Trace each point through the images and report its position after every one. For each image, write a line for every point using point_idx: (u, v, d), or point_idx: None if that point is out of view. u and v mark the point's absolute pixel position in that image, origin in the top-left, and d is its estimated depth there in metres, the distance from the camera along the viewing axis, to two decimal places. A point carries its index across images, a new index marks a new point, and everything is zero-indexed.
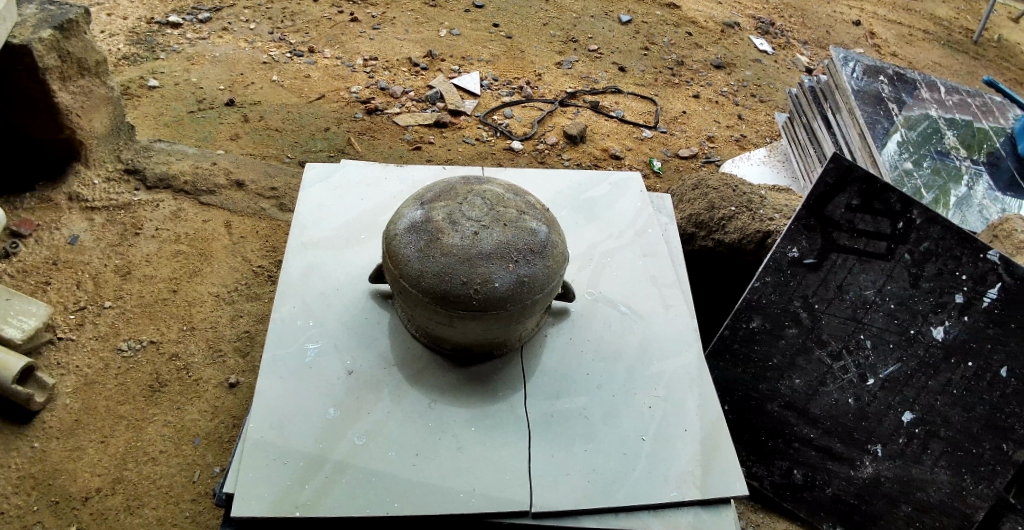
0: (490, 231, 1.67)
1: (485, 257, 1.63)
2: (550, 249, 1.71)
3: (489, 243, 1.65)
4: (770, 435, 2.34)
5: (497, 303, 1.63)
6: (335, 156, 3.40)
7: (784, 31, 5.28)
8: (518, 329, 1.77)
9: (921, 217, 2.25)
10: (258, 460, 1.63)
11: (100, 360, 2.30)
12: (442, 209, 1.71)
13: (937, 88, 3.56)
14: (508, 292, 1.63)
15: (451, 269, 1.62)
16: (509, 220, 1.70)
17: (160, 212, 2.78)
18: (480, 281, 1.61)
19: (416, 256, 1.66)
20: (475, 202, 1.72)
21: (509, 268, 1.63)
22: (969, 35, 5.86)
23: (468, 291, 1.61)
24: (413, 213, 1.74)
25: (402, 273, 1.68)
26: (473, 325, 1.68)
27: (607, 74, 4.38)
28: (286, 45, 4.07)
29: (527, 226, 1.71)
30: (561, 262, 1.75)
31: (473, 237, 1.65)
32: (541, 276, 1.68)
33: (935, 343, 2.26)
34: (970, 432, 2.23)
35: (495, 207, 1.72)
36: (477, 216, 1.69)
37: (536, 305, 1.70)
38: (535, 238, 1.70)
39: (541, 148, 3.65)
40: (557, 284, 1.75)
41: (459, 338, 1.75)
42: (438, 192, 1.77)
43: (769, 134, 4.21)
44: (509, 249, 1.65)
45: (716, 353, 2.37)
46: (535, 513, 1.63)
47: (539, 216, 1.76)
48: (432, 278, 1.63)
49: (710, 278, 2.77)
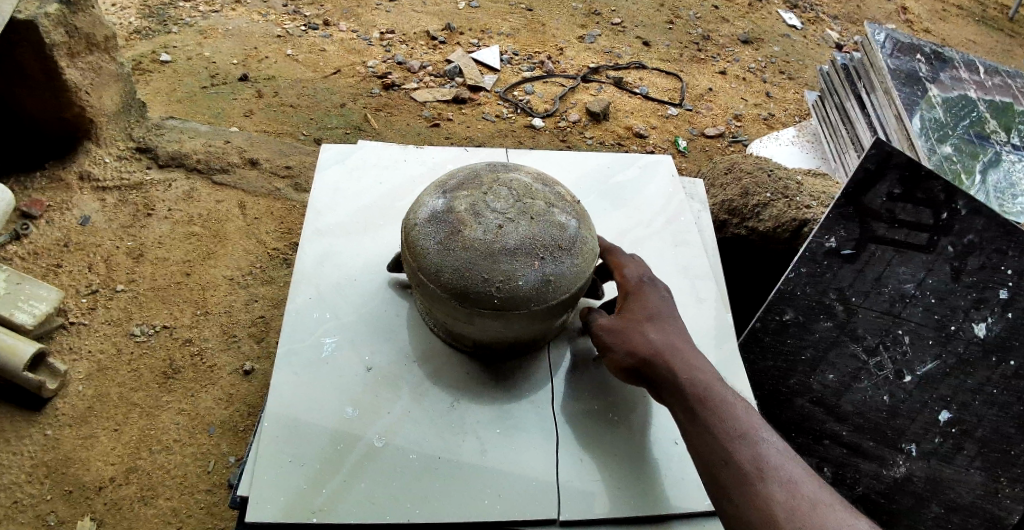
0: (516, 224, 1.56)
1: (509, 254, 1.53)
2: (579, 245, 1.61)
3: (514, 238, 1.55)
4: (799, 430, 2.17)
5: (519, 301, 1.55)
6: (351, 133, 3.30)
7: (813, 5, 5.06)
8: (542, 327, 1.69)
9: (966, 207, 2.17)
10: (274, 460, 1.58)
11: (113, 345, 2.25)
12: (464, 200, 1.61)
13: (975, 67, 3.36)
14: (532, 292, 1.55)
15: (473, 265, 1.54)
16: (537, 213, 1.60)
17: (173, 191, 2.70)
18: (503, 278, 1.53)
19: (435, 249, 1.57)
20: (502, 194, 1.62)
21: (535, 266, 1.54)
22: (1005, 11, 5.59)
23: (490, 288, 1.53)
24: (434, 202, 1.65)
25: (421, 266, 1.60)
26: (494, 323, 1.60)
27: (631, 48, 4.22)
28: (301, 18, 3.94)
29: (556, 221, 1.60)
30: (591, 260, 1.65)
31: (497, 232, 1.55)
32: (569, 275, 1.58)
33: (975, 340, 2.15)
34: (1005, 433, 2.12)
35: (522, 199, 1.62)
36: (503, 207, 1.59)
37: (562, 305, 1.61)
38: (564, 234, 1.60)
39: (563, 126, 3.54)
40: (586, 283, 1.65)
41: (477, 334, 1.68)
42: (462, 180, 1.68)
43: (798, 114, 4.06)
44: (536, 246, 1.55)
45: (746, 344, 2.23)
46: (563, 521, 1.56)
47: (569, 210, 1.66)
48: (451, 273, 1.55)
49: (742, 265, 2.68)
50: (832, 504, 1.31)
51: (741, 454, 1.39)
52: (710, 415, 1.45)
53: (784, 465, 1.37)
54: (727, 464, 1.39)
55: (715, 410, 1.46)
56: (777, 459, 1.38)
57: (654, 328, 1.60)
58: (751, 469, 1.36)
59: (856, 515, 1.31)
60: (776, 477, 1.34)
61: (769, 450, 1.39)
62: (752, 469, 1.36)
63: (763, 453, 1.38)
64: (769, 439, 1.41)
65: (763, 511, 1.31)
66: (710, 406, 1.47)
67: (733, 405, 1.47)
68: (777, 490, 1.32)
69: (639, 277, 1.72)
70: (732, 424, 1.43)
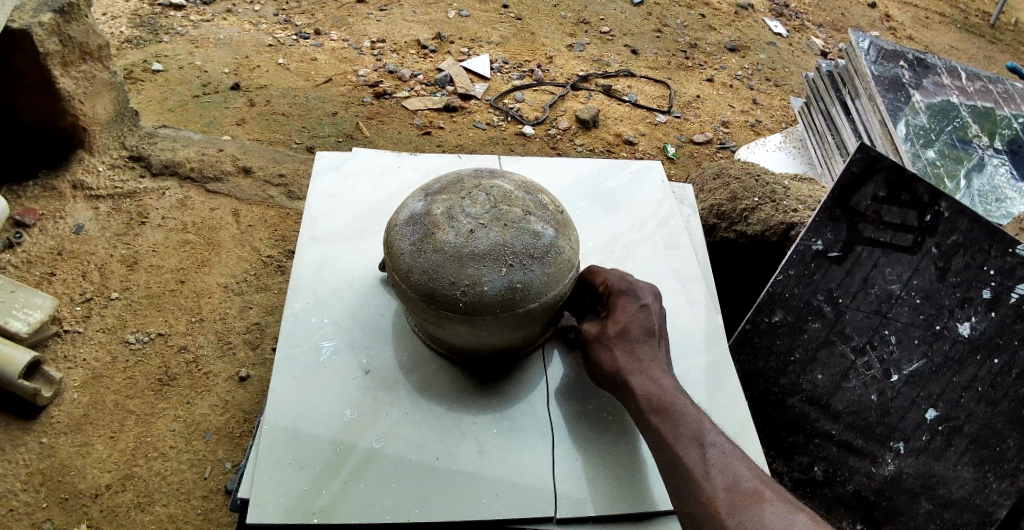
0: (488, 230, 1.58)
1: (477, 258, 1.55)
2: (553, 255, 1.61)
3: (484, 244, 1.56)
4: (791, 429, 2.27)
5: (484, 308, 1.56)
6: (343, 141, 3.32)
7: (798, 13, 5.15)
8: (517, 335, 1.69)
9: (950, 209, 2.15)
10: (275, 463, 1.59)
11: (107, 353, 2.25)
12: (442, 203, 1.64)
13: (957, 73, 3.43)
14: (497, 298, 1.55)
15: (440, 267, 1.56)
16: (511, 221, 1.60)
17: (166, 200, 2.71)
18: (469, 283, 1.55)
19: (409, 250, 1.60)
20: (479, 199, 1.63)
21: (501, 272, 1.55)
22: (986, 18, 5.70)
23: (456, 291, 1.55)
24: (415, 204, 1.68)
25: (395, 266, 1.63)
26: (463, 328, 1.62)
27: (619, 57, 4.28)
28: (292, 27, 3.97)
29: (530, 229, 1.61)
30: (566, 270, 1.64)
31: (467, 236, 1.57)
32: (538, 283, 1.58)
33: (960, 339, 2.14)
34: (994, 428, 2.10)
35: (499, 205, 1.63)
36: (477, 213, 1.60)
37: (530, 313, 1.61)
38: (536, 242, 1.60)
39: (553, 133, 3.58)
40: (559, 294, 1.64)
41: (451, 339, 1.70)
42: (445, 184, 1.70)
43: (784, 120, 4.13)
44: (505, 252, 1.56)
45: (737, 346, 2.32)
46: (560, 519, 1.59)
47: (548, 219, 1.66)
48: (420, 275, 1.58)
49: (731, 267, 2.73)
50: (772, 498, 1.36)
51: (687, 456, 1.45)
52: (663, 424, 1.51)
53: (729, 466, 1.43)
54: (675, 466, 1.46)
55: (668, 418, 1.52)
56: (721, 463, 1.43)
57: (620, 346, 1.63)
58: (699, 470, 1.43)
59: (796, 507, 1.34)
60: (720, 479, 1.40)
61: (715, 454, 1.45)
62: (697, 470, 1.43)
63: (709, 457, 1.44)
64: (715, 442, 1.47)
65: (708, 504, 1.38)
66: (664, 414, 1.53)
67: (685, 413, 1.52)
68: (719, 489, 1.39)
69: (617, 284, 1.70)
70: (684, 429, 1.49)
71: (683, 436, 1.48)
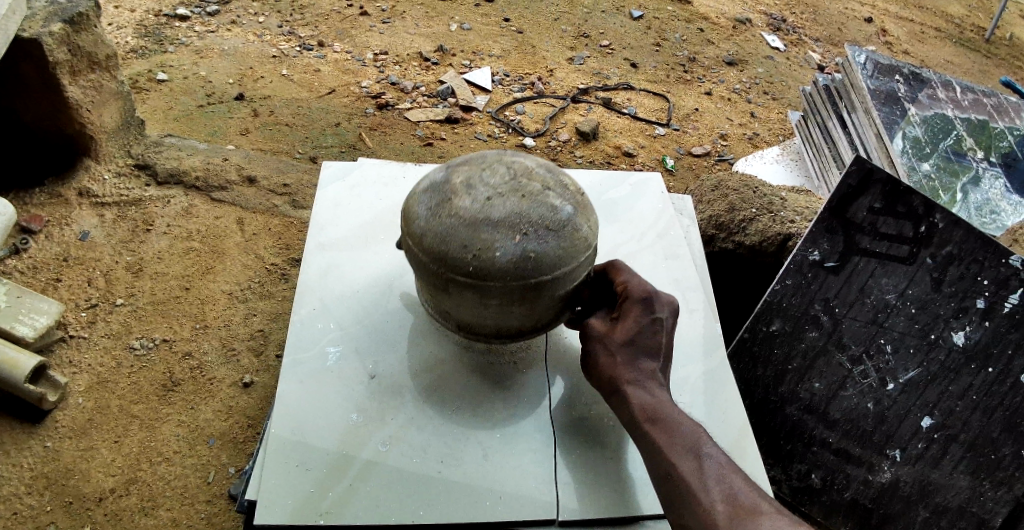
0: (506, 199, 1.56)
1: (492, 224, 1.54)
2: (569, 230, 1.60)
3: (500, 211, 1.55)
4: (789, 437, 2.33)
5: (494, 273, 1.55)
6: (346, 151, 3.36)
7: (795, 28, 5.22)
8: (527, 312, 1.68)
9: (944, 220, 2.12)
10: (281, 464, 1.61)
11: (111, 359, 2.27)
12: (462, 174, 1.63)
13: (952, 87, 3.49)
14: (508, 265, 1.54)
15: (455, 229, 1.55)
16: (530, 193, 1.58)
17: (171, 208, 2.74)
18: (482, 247, 1.54)
19: (425, 216, 1.61)
20: (499, 170, 1.62)
21: (515, 239, 1.54)
22: (981, 33, 5.78)
23: (467, 255, 1.55)
24: (436, 174, 1.67)
25: (411, 231, 1.64)
26: (471, 295, 1.61)
27: (619, 70, 4.33)
28: (296, 39, 4.02)
29: (549, 203, 1.59)
30: (581, 248, 1.63)
31: (485, 203, 1.56)
32: (551, 255, 1.57)
33: (955, 348, 2.16)
34: (990, 436, 2.16)
35: (518, 178, 1.61)
36: (497, 182, 1.59)
37: (541, 285, 1.59)
38: (553, 215, 1.58)
39: (554, 145, 3.62)
40: (572, 270, 1.62)
41: (462, 311, 1.70)
42: (467, 158, 1.69)
43: (782, 132, 4.18)
44: (521, 221, 1.55)
45: (736, 354, 2.35)
46: (562, 521, 1.61)
47: (568, 197, 1.64)
48: (433, 239, 1.58)
49: (729, 278, 2.76)
50: (768, 512, 1.39)
51: (683, 467, 1.48)
52: (660, 434, 1.54)
53: (725, 477, 1.46)
54: (669, 478, 1.49)
55: (665, 428, 1.54)
56: (718, 474, 1.46)
57: (626, 353, 1.65)
58: (696, 482, 1.45)
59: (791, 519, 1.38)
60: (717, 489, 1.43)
61: (712, 465, 1.48)
62: (693, 481, 1.46)
63: (705, 468, 1.47)
64: (711, 453, 1.50)
65: (705, 515, 1.41)
66: (660, 425, 1.55)
67: (681, 424, 1.55)
68: (717, 501, 1.42)
69: (641, 291, 1.67)
70: (681, 438, 1.52)
71: (680, 446, 1.51)
